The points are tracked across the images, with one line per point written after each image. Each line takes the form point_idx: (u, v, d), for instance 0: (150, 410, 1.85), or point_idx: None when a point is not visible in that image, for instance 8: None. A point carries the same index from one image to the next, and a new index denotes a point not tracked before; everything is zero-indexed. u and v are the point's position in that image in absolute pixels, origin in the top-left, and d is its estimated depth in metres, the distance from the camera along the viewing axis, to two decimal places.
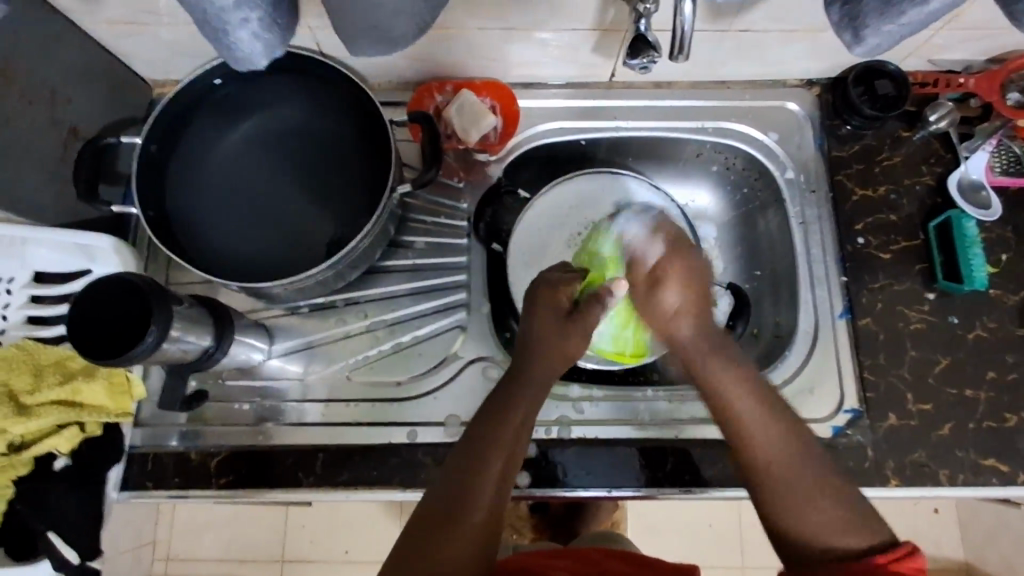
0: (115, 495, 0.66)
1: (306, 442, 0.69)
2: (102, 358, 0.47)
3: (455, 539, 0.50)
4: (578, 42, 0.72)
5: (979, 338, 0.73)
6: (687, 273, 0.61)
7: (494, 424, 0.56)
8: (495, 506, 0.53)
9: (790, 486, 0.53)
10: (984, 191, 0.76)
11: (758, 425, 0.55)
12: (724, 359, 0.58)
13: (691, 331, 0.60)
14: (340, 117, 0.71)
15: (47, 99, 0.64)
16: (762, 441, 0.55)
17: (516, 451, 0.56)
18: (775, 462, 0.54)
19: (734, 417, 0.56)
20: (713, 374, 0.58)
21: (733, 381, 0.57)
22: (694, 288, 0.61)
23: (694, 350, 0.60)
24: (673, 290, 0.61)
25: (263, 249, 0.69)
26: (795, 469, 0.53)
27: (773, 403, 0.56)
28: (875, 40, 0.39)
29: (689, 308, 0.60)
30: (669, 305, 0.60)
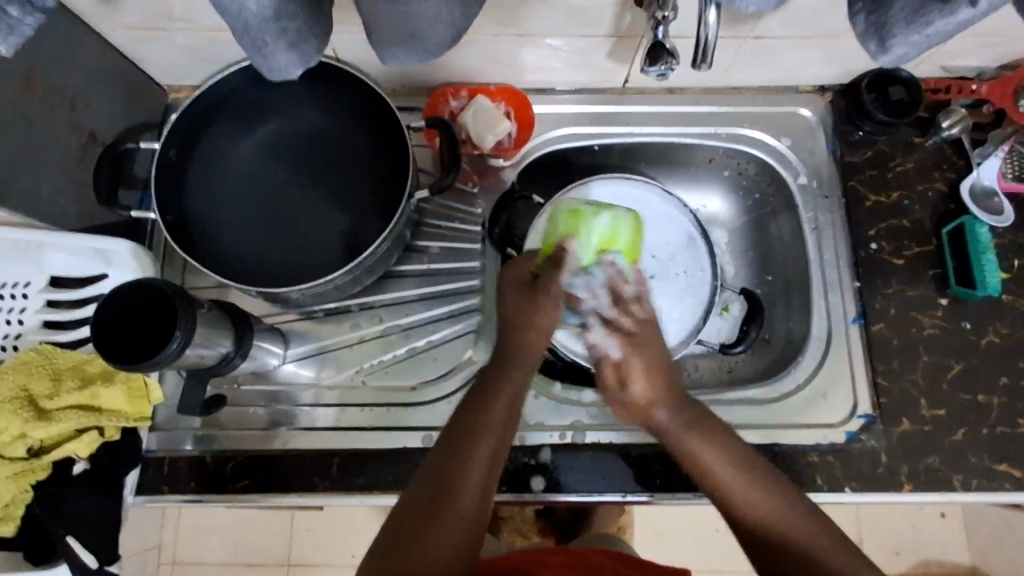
0: (131, 500, 0.66)
1: (322, 447, 0.69)
2: (127, 362, 0.47)
3: (445, 530, 0.49)
4: (593, 48, 0.72)
5: (992, 344, 0.73)
6: (648, 360, 0.64)
7: (477, 414, 0.56)
8: (482, 495, 0.53)
9: (785, 529, 0.54)
10: (997, 197, 0.76)
11: (750, 498, 0.57)
12: (700, 437, 0.61)
13: (665, 416, 0.63)
14: (356, 122, 0.71)
15: (67, 103, 0.65)
16: (755, 506, 0.56)
17: (501, 443, 0.56)
18: (769, 519, 0.55)
19: (723, 485, 0.58)
20: (697, 454, 0.60)
21: (714, 454, 0.60)
22: (659, 365, 0.65)
23: (673, 434, 0.62)
24: (641, 378, 0.64)
25: (279, 254, 0.70)
26: (784, 514, 0.55)
27: (752, 464, 0.59)
28: (902, 49, 0.39)
29: (659, 396, 0.63)
30: (640, 397, 0.64)
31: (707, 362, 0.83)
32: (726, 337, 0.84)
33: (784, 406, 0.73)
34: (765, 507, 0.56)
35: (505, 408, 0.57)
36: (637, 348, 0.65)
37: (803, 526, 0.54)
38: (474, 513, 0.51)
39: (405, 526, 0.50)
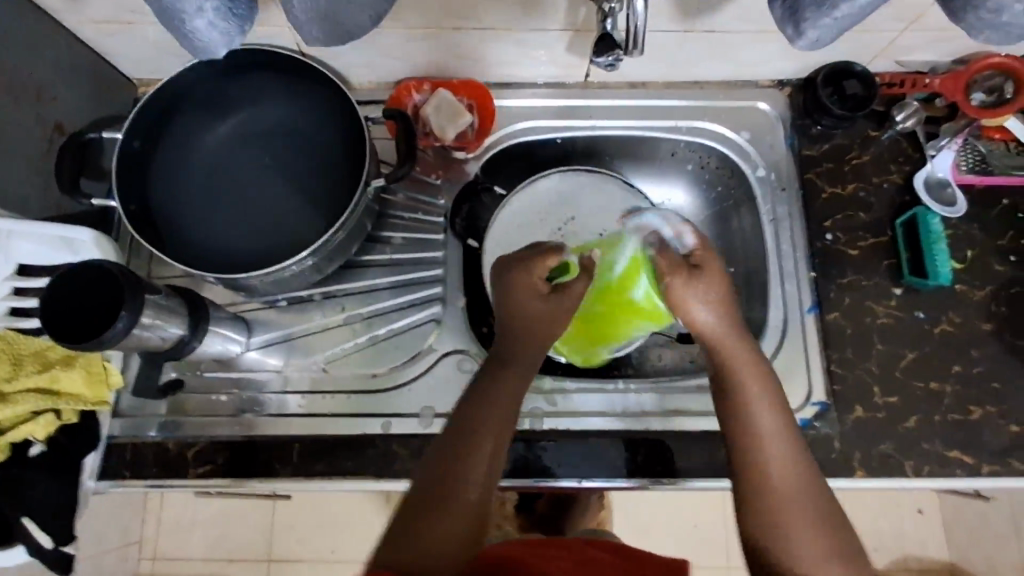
0: (92, 483, 0.67)
1: (284, 432, 0.70)
2: (71, 341, 0.48)
3: (444, 521, 0.52)
4: (552, 42, 0.73)
5: (945, 332, 0.74)
6: (710, 285, 0.62)
7: (484, 408, 0.58)
8: (484, 485, 0.55)
9: (773, 458, 0.57)
10: (950, 189, 0.78)
11: (780, 467, 0.57)
12: (744, 351, 0.61)
13: (716, 325, 0.62)
14: (316, 113, 0.72)
15: (27, 92, 0.66)
16: (768, 442, 0.58)
17: (503, 434, 0.58)
18: (772, 455, 0.57)
19: (761, 442, 0.58)
20: (744, 373, 0.60)
21: (751, 374, 0.60)
22: (724, 298, 0.63)
23: (727, 347, 0.62)
24: (710, 304, 0.62)
25: (240, 243, 0.71)
26: (786, 458, 0.57)
27: (796, 441, 0.58)
28: (813, 33, 0.40)
29: (721, 314, 0.62)
30: (700, 305, 0.62)
31: (671, 353, 0.84)
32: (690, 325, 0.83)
33: None
34: (779, 443, 0.57)
35: (505, 405, 0.59)
36: (714, 266, 0.63)
37: (796, 475, 0.56)
38: (479, 500, 0.54)
39: (419, 508, 0.53)
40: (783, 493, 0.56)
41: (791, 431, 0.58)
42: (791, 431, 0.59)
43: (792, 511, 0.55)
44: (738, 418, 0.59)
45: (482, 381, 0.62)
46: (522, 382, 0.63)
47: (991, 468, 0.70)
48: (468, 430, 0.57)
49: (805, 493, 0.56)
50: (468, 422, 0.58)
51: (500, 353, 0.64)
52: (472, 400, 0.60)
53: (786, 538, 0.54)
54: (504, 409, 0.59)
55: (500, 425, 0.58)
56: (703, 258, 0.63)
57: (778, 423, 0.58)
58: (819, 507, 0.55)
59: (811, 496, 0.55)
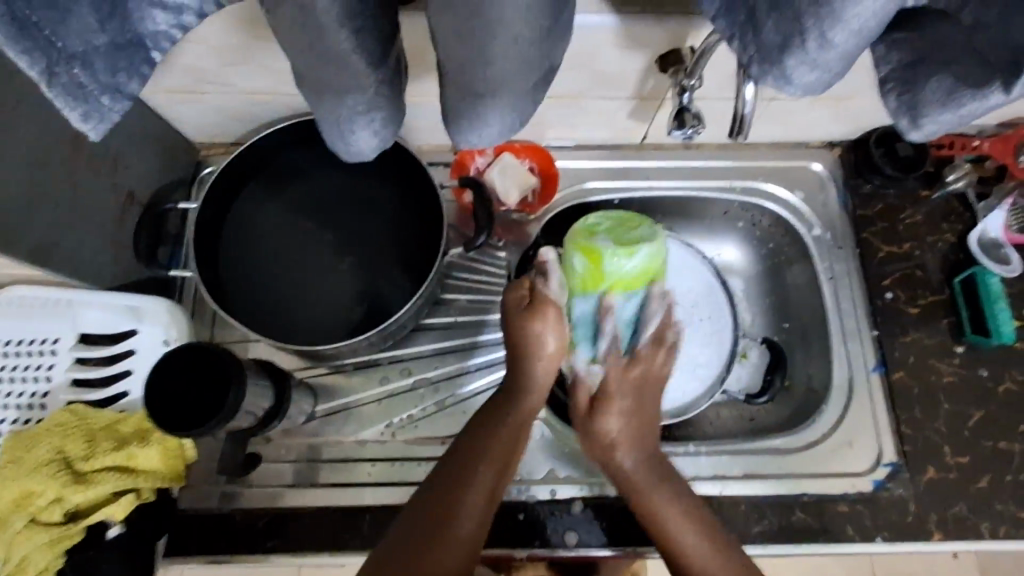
0: (160, 562, 0.65)
1: (354, 503, 0.69)
2: (175, 430, 0.47)
3: (444, 550, 0.54)
4: (616, 108, 0.75)
5: (1009, 391, 0.75)
6: (637, 389, 0.67)
7: (488, 440, 0.62)
8: (479, 526, 0.57)
9: (704, 563, 0.58)
10: (1003, 248, 0.80)
11: (713, 572, 0.57)
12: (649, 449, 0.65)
13: (638, 463, 0.63)
14: (388, 179, 0.73)
15: (107, 164, 0.66)
16: (672, 527, 0.60)
17: (502, 470, 0.61)
18: (677, 534, 0.60)
19: (688, 554, 0.58)
20: (652, 499, 0.62)
21: (661, 500, 0.61)
22: (639, 398, 0.67)
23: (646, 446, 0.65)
24: (625, 405, 0.66)
25: (312, 311, 0.70)
26: (695, 529, 0.60)
27: (721, 538, 0.60)
28: (933, 127, 0.41)
29: (630, 438, 0.64)
30: (619, 410, 0.66)
31: (729, 412, 0.84)
32: (747, 383, 0.85)
33: (809, 456, 0.74)
34: (702, 550, 0.58)
35: (509, 436, 0.63)
36: (625, 389, 0.67)
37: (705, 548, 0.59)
38: (475, 532, 0.56)
39: (415, 540, 0.54)
40: (695, 565, 0.58)
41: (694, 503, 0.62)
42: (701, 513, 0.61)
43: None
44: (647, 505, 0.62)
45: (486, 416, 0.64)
46: (528, 417, 0.65)
47: None
48: (465, 465, 0.60)
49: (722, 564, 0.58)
50: (469, 463, 0.60)
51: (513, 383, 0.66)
52: (476, 435, 0.62)
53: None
54: (504, 450, 0.62)
55: (501, 467, 0.61)
56: (644, 375, 0.68)
57: (699, 538, 0.59)
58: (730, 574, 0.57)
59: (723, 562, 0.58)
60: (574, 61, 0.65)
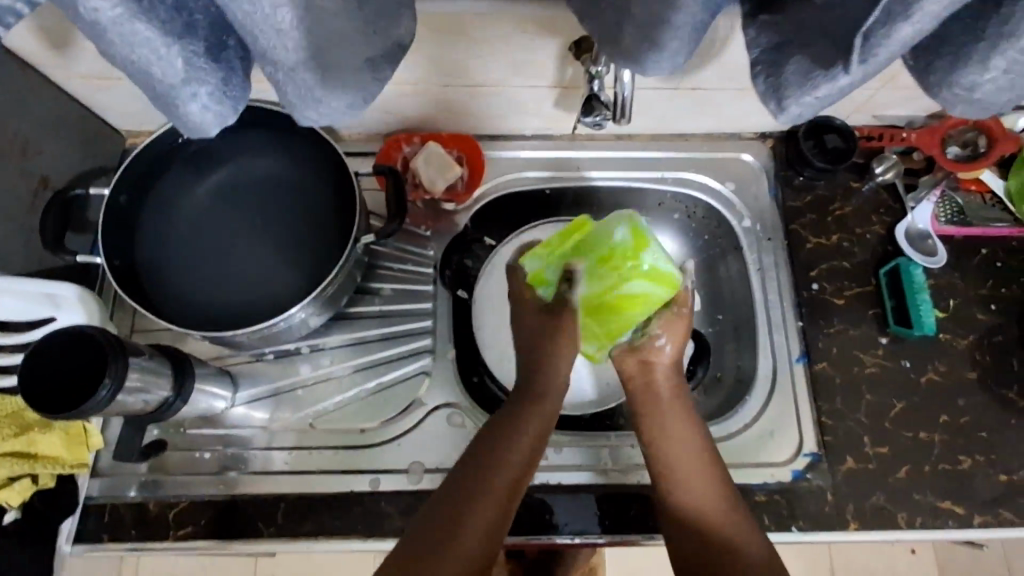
0: (67, 548, 0.66)
1: (267, 491, 0.69)
2: (58, 413, 0.50)
3: (459, 544, 0.52)
4: (540, 97, 0.75)
5: (931, 382, 0.75)
6: (678, 337, 0.67)
7: (504, 442, 0.60)
8: (495, 531, 0.54)
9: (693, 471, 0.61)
10: (930, 239, 0.80)
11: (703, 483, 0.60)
12: (678, 394, 0.66)
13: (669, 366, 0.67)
14: (310, 168, 0.73)
15: (17, 150, 0.65)
16: (690, 477, 0.61)
17: (526, 470, 0.59)
18: (694, 484, 0.60)
19: (684, 457, 0.62)
20: (669, 404, 0.65)
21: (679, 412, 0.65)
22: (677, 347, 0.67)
23: (662, 393, 0.66)
24: (661, 351, 0.67)
25: (231, 298, 0.70)
26: (707, 480, 0.60)
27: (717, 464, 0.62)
28: (797, 110, 0.40)
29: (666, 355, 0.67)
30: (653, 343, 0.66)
31: None
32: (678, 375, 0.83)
33: (731, 445, 0.74)
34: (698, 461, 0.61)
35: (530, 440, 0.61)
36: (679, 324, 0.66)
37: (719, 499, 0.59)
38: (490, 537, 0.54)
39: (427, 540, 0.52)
40: (711, 507, 0.58)
41: (711, 450, 0.63)
42: (720, 467, 0.62)
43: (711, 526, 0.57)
44: (666, 455, 0.63)
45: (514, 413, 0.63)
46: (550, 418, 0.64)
47: (982, 519, 0.70)
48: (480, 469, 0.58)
49: (732, 515, 0.58)
50: (491, 463, 0.58)
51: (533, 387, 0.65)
52: (498, 438, 0.61)
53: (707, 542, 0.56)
54: (529, 449, 0.61)
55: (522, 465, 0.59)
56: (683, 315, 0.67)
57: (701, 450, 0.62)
58: (744, 520, 0.58)
59: (732, 511, 0.58)
60: (488, 49, 0.65)
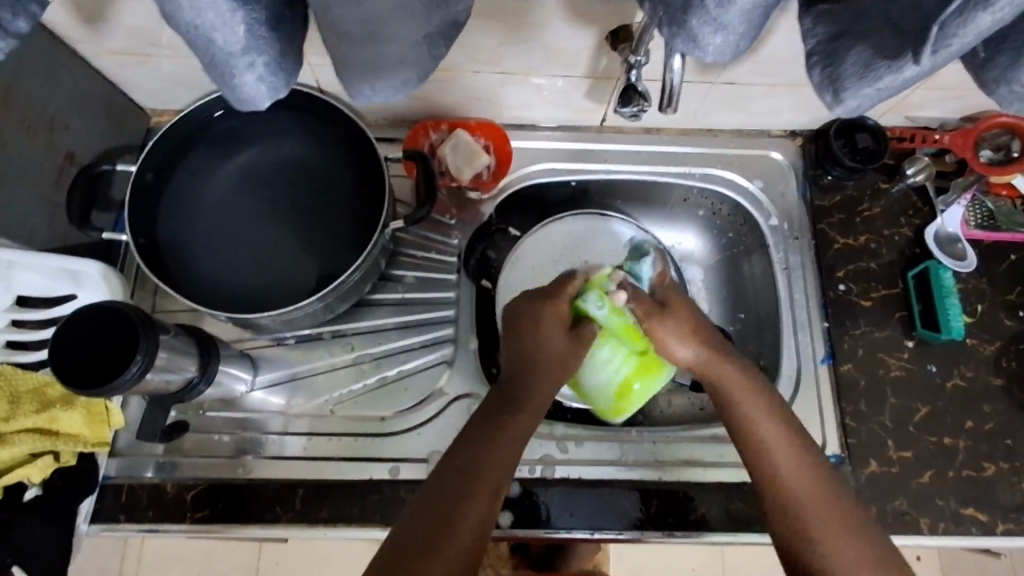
0: (85, 528, 0.65)
1: (285, 476, 0.68)
2: (86, 390, 0.49)
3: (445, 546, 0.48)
4: (572, 87, 0.74)
5: (956, 387, 0.74)
6: (682, 326, 0.60)
7: (491, 429, 0.57)
8: (483, 521, 0.51)
9: (786, 469, 0.55)
10: (960, 243, 0.79)
11: (801, 490, 0.54)
12: (749, 393, 0.59)
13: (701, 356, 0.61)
14: (338, 152, 0.72)
15: (44, 124, 0.64)
16: (781, 470, 0.55)
17: (512, 459, 0.56)
18: (796, 488, 0.54)
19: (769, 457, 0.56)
20: (737, 399, 0.59)
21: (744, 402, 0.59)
22: (702, 332, 0.61)
23: (724, 380, 0.60)
24: (688, 345, 0.60)
25: (254, 281, 0.70)
26: (803, 469, 0.55)
27: (805, 452, 0.56)
28: (854, 102, 0.40)
29: (698, 352, 0.61)
30: (672, 346, 0.60)
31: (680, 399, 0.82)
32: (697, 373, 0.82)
33: None
34: (784, 462, 0.55)
35: (518, 428, 0.57)
36: (678, 310, 0.61)
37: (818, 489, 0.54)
38: (474, 545, 0.50)
39: (410, 546, 0.48)
40: (813, 517, 0.53)
41: (795, 441, 0.57)
42: (808, 456, 0.56)
43: (819, 524, 0.52)
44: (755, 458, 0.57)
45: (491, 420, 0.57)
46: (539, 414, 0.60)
47: (1005, 526, 0.69)
48: (467, 462, 0.54)
49: (846, 517, 0.53)
50: (468, 462, 0.54)
51: (510, 394, 0.60)
52: (471, 446, 0.55)
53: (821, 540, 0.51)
54: (516, 435, 0.57)
55: (509, 453, 0.56)
56: (676, 304, 0.62)
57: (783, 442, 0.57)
58: (850, 521, 0.52)
59: (833, 505, 0.53)
60: (524, 36, 0.64)
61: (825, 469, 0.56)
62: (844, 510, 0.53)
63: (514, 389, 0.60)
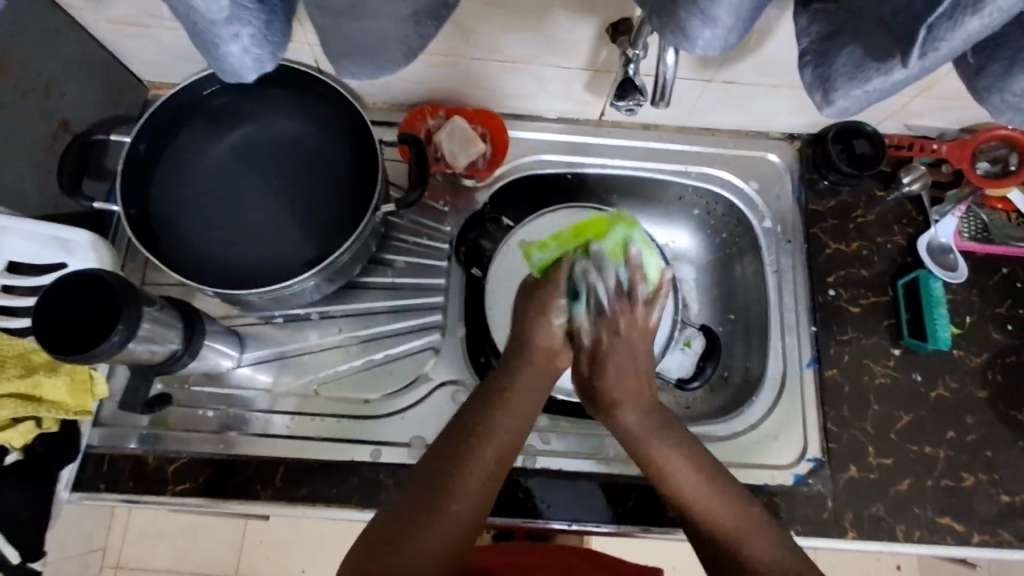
0: (65, 495, 0.65)
1: (266, 453, 0.68)
2: (67, 356, 0.50)
3: (434, 529, 0.49)
4: (570, 79, 0.74)
5: (940, 397, 0.75)
6: (634, 359, 0.62)
7: (492, 414, 0.57)
8: (478, 501, 0.52)
9: (689, 489, 0.57)
10: (951, 253, 0.79)
11: (715, 517, 0.55)
12: (671, 431, 0.60)
13: (636, 419, 0.60)
14: (334, 134, 0.72)
15: (40, 91, 0.64)
16: (701, 503, 0.56)
17: (510, 444, 0.56)
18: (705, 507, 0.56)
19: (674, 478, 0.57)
20: (651, 443, 0.59)
21: (659, 446, 0.59)
22: (640, 376, 0.62)
23: (642, 430, 0.59)
24: (617, 373, 0.61)
25: (245, 258, 0.70)
26: (716, 498, 0.56)
27: (724, 482, 0.57)
28: (843, 104, 0.40)
29: (627, 395, 0.60)
30: (612, 390, 0.61)
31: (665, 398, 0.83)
32: (687, 371, 0.84)
33: (736, 444, 0.73)
34: (692, 483, 0.57)
35: (520, 411, 0.58)
36: (628, 331, 0.62)
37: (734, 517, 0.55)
38: (466, 524, 0.50)
39: (399, 524, 0.49)
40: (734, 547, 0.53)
41: (706, 462, 0.59)
42: (718, 475, 0.58)
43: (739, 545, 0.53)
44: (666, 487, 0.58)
45: (488, 405, 0.58)
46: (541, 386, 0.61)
47: (980, 537, 0.70)
48: (465, 444, 0.54)
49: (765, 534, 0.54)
50: (464, 445, 0.54)
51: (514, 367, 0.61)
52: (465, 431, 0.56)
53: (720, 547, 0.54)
54: (518, 423, 0.58)
55: (509, 434, 0.56)
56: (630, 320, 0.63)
57: (694, 474, 0.57)
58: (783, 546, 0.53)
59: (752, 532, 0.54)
60: (524, 25, 0.64)
61: (733, 484, 0.57)
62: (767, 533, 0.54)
63: (511, 382, 0.60)
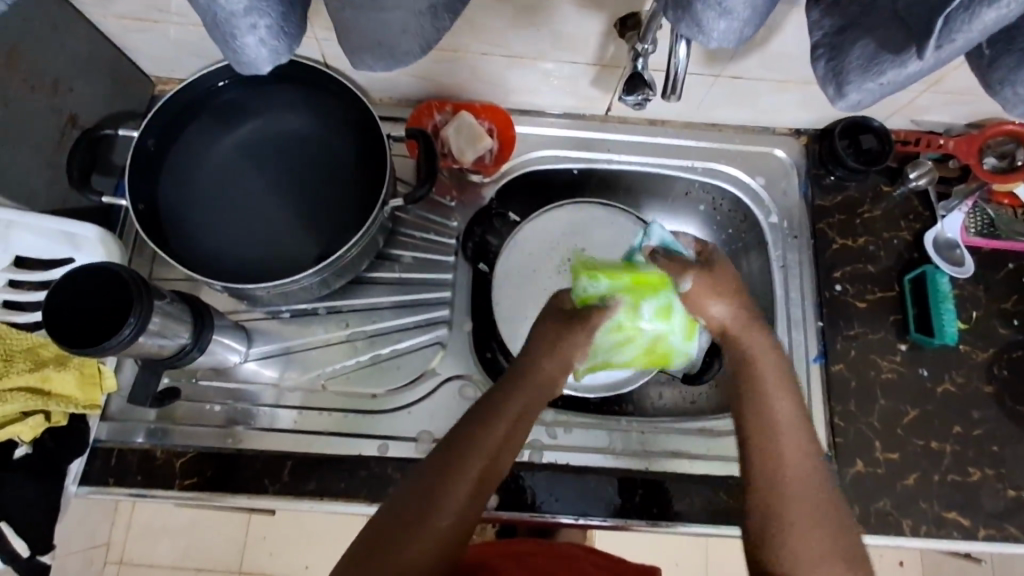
0: (73, 489, 0.66)
1: (274, 448, 0.68)
2: (83, 348, 0.50)
3: (414, 540, 0.48)
4: (577, 74, 0.73)
5: (946, 392, 0.75)
6: (726, 285, 0.59)
7: (482, 423, 0.55)
8: (462, 511, 0.51)
9: (781, 423, 0.55)
10: (958, 249, 0.79)
11: (797, 469, 0.53)
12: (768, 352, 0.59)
13: (731, 314, 0.59)
14: (341, 128, 0.72)
15: (48, 87, 0.64)
16: (781, 442, 0.55)
17: (500, 453, 0.54)
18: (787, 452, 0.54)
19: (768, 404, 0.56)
20: (746, 347, 0.59)
21: (764, 362, 0.58)
22: (741, 294, 0.60)
23: (746, 335, 0.59)
24: (724, 302, 0.59)
25: (252, 253, 0.70)
26: (801, 446, 0.55)
27: (809, 429, 0.56)
28: (856, 96, 0.39)
29: (736, 314, 0.59)
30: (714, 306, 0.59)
31: (670, 393, 0.84)
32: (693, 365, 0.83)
33: None
34: (782, 419, 0.56)
35: (510, 420, 0.56)
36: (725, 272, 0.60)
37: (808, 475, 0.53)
38: (447, 533, 0.49)
39: (381, 531, 0.49)
40: (803, 504, 0.52)
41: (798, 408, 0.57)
42: (808, 426, 0.56)
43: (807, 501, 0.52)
44: (751, 408, 0.57)
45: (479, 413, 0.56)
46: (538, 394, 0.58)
47: (987, 531, 0.70)
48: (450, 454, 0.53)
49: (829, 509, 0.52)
50: (450, 454, 0.53)
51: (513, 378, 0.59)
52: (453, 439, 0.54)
53: (775, 503, 0.52)
54: (507, 430, 0.55)
55: (498, 442, 0.54)
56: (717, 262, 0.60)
57: (789, 409, 0.56)
58: (832, 525, 0.51)
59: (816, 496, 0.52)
60: (532, 19, 0.64)
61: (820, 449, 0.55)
62: (830, 510, 0.52)
63: (503, 394, 0.58)
